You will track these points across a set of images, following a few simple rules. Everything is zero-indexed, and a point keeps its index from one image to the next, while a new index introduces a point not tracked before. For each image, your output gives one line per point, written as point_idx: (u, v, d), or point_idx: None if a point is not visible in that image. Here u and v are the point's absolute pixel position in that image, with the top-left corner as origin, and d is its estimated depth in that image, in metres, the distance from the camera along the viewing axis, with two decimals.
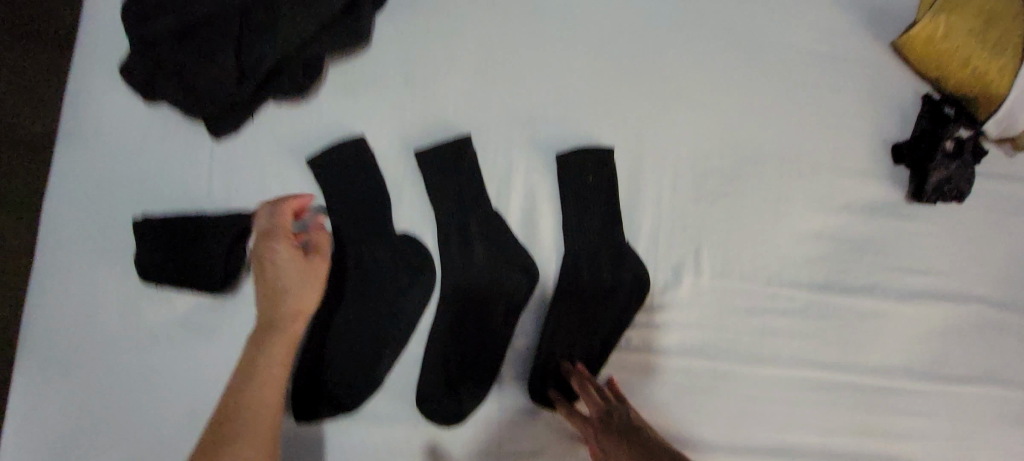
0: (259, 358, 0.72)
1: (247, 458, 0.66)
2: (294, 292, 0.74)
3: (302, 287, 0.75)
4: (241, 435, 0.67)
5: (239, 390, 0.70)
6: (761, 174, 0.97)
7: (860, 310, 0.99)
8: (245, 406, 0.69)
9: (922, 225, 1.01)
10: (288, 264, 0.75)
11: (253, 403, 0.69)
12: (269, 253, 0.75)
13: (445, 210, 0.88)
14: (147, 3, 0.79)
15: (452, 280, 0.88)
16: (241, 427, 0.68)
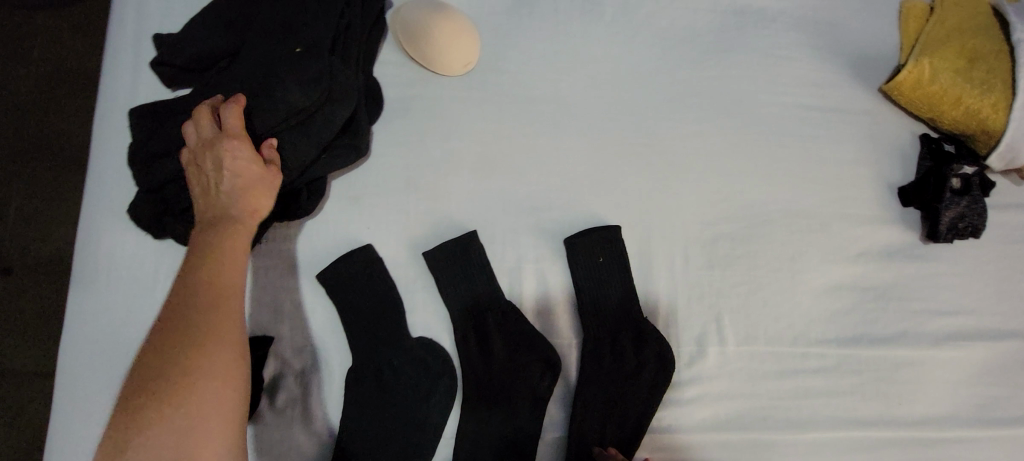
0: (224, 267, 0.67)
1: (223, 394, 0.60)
2: (251, 194, 0.72)
3: (259, 190, 0.73)
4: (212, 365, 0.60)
5: (199, 275, 0.65)
6: (771, 232, 0.96)
7: (894, 360, 0.96)
8: (205, 340, 0.61)
9: (943, 264, 0.99)
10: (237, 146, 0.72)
11: (212, 326, 0.62)
12: (228, 148, 0.71)
13: (459, 309, 0.87)
14: (150, 146, 0.79)
15: (474, 380, 0.86)
16: (209, 363, 0.60)
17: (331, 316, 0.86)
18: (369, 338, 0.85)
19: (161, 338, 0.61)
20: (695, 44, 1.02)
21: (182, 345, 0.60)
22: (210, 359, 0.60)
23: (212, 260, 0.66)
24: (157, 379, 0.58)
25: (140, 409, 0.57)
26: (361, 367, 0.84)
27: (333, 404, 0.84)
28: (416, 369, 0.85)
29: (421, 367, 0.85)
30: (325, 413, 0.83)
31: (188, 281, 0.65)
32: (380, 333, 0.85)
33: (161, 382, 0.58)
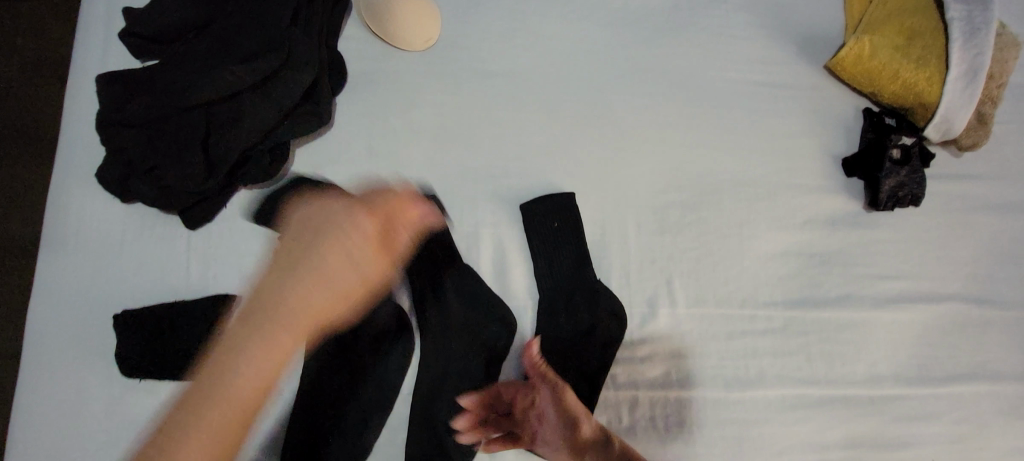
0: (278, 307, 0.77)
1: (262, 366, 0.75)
2: (332, 256, 0.81)
3: (330, 254, 0.81)
4: (262, 348, 0.75)
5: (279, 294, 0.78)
6: (721, 201, 1.01)
7: (838, 321, 1.00)
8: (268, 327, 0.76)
9: (885, 232, 1.04)
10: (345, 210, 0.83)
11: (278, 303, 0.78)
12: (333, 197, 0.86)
13: (419, 271, 0.92)
14: (117, 110, 0.82)
15: (432, 338, 0.90)
16: (235, 356, 0.74)
17: None
18: None
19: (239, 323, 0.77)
20: (649, 23, 1.06)
21: (248, 344, 0.75)
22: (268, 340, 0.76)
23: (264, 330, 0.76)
24: (219, 359, 0.74)
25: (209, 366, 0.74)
26: (322, 325, 0.87)
27: (293, 361, 0.87)
28: (374, 327, 0.89)
29: (380, 326, 0.89)
30: (286, 369, 0.86)
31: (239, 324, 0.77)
32: None
33: (221, 363, 0.74)
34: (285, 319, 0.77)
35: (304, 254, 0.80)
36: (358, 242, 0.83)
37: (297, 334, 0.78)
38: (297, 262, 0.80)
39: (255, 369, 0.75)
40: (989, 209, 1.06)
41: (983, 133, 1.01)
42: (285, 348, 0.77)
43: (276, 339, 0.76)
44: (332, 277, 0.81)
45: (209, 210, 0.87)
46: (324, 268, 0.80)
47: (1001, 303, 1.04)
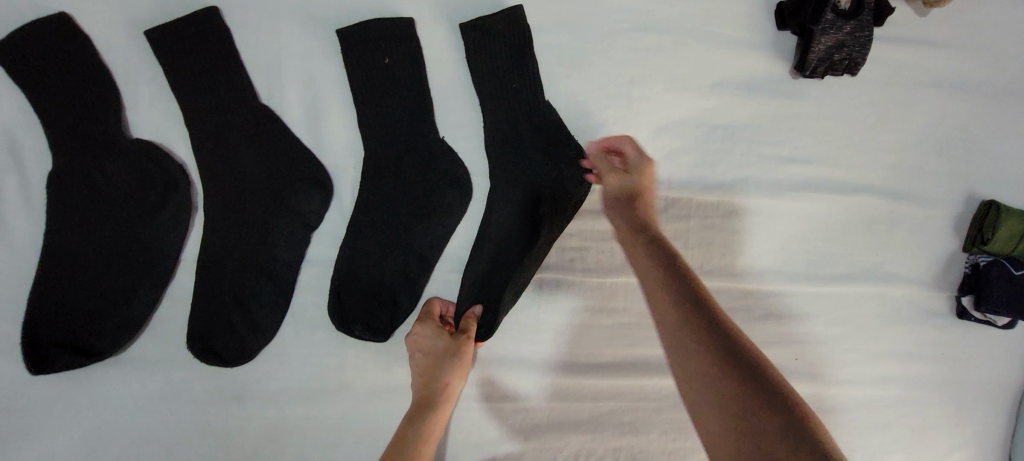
0: (431, 385, 0.71)
1: (443, 385, 0.71)
2: (427, 352, 0.73)
3: (452, 368, 0.72)
4: (442, 371, 0.72)
5: (431, 372, 0.72)
6: (609, 50, 0.79)
7: (730, 209, 0.86)
8: (433, 391, 0.71)
9: (809, 104, 0.85)
10: (431, 338, 0.74)
11: (435, 363, 0.72)
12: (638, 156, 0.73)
13: (195, 109, 0.70)
14: None
15: (218, 196, 0.72)
16: (432, 375, 0.72)
17: (24, 106, 0.68)
18: (72, 135, 0.67)
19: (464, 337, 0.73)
20: None
21: (433, 372, 0.72)
22: (441, 377, 0.72)
23: (437, 372, 0.72)
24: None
25: (425, 372, 0.72)
26: (65, 172, 0.68)
27: (36, 214, 0.69)
28: (135, 178, 0.70)
29: (145, 176, 0.70)
30: (26, 224, 0.69)
31: (436, 363, 0.72)
32: (85, 131, 0.68)
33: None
34: (438, 364, 0.72)
35: (418, 360, 0.74)
36: (438, 349, 0.73)
37: (445, 367, 0.72)
38: (420, 344, 0.74)
39: (448, 378, 0.72)
40: (940, 85, 0.87)
41: None
42: (426, 362, 0.73)
43: (435, 374, 0.72)
44: (437, 364, 0.72)
45: None
46: (433, 334, 0.74)
47: (921, 200, 0.90)
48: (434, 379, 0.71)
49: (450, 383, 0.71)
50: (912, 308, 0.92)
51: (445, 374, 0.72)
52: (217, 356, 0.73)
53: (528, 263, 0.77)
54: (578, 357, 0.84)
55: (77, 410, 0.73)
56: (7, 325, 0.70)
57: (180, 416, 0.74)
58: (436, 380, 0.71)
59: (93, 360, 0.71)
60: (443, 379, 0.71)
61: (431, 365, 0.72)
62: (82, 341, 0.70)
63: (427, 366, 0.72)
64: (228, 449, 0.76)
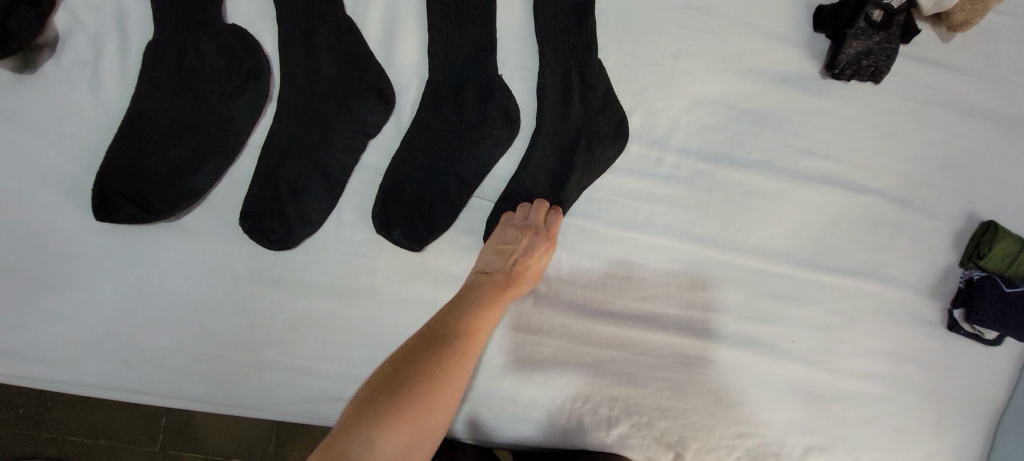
0: (511, 280, 0.71)
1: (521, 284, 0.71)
2: (518, 246, 0.73)
3: (531, 274, 0.73)
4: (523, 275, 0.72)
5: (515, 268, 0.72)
6: (660, 23, 0.87)
7: (749, 188, 0.92)
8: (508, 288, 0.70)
9: (833, 104, 0.92)
10: (526, 236, 0.74)
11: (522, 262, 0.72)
12: None
13: (286, 9, 0.78)
14: None
15: (292, 91, 0.79)
16: (514, 274, 0.71)
17: None
18: (177, 12, 0.75)
19: (548, 250, 0.74)
20: None
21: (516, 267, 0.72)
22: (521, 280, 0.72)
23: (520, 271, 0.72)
24: (396, 396, 0.56)
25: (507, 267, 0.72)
26: (163, 43, 0.75)
27: (128, 78, 0.76)
28: (224, 60, 0.77)
29: (233, 60, 0.77)
30: (118, 85, 0.76)
31: (522, 262, 0.72)
32: (189, 11, 0.75)
33: (395, 399, 0.55)
34: (522, 263, 0.72)
35: (508, 250, 0.73)
36: (529, 249, 0.73)
37: (525, 275, 0.72)
38: (517, 237, 0.74)
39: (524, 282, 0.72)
40: (953, 107, 0.95)
41: (981, 8, 0.88)
42: (512, 255, 0.73)
43: (518, 273, 0.72)
44: (523, 263, 0.72)
45: None
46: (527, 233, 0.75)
47: (925, 211, 0.96)
48: (516, 276, 0.71)
49: (522, 282, 0.72)
50: (905, 313, 0.98)
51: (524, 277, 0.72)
52: (262, 236, 0.78)
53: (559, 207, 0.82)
54: (591, 303, 0.90)
55: (126, 265, 0.78)
56: (81, 173, 0.75)
57: (219, 288, 0.80)
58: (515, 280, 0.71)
59: (153, 219, 0.76)
60: (521, 280, 0.72)
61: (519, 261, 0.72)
62: (146, 200, 0.75)
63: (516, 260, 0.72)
64: (256, 328, 0.81)
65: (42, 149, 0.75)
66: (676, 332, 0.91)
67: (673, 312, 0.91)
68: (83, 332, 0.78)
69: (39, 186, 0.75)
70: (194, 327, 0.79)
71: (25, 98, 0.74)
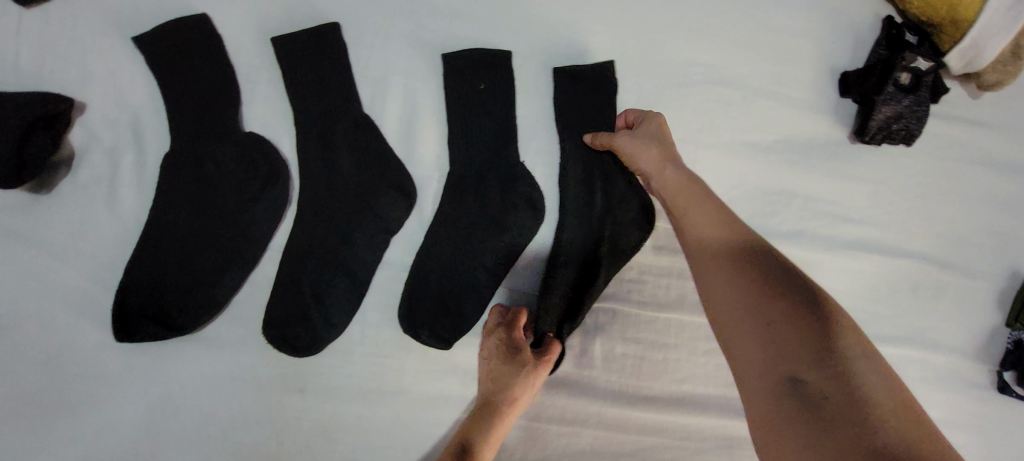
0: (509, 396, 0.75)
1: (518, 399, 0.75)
2: (508, 364, 0.76)
3: (527, 388, 0.75)
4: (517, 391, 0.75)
5: (509, 386, 0.75)
6: (685, 99, 0.85)
7: (783, 259, 0.89)
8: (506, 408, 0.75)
9: (863, 169, 0.90)
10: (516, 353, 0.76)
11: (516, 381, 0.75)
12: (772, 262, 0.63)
13: (303, 112, 0.76)
14: None
15: (311, 193, 0.77)
16: (508, 392, 0.75)
17: (150, 92, 0.73)
18: (194, 124, 0.73)
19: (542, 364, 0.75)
20: None
21: (509, 386, 0.75)
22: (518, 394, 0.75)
23: (517, 389, 0.75)
24: None
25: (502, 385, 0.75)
26: (180, 156, 0.73)
27: (145, 192, 0.74)
28: (241, 168, 0.74)
29: (252, 167, 0.75)
30: (135, 200, 0.74)
31: (516, 379, 0.75)
32: (206, 121, 0.74)
33: None
34: (515, 382, 0.75)
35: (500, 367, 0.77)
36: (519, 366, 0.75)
37: (523, 390, 0.75)
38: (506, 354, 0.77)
39: (522, 397, 0.75)
40: (989, 164, 0.92)
41: (1012, 68, 0.86)
42: (504, 369, 0.76)
43: (515, 389, 0.75)
44: (517, 382, 0.75)
45: None
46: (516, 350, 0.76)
47: (966, 271, 0.93)
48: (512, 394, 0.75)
49: (519, 397, 0.75)
50: (952, 377, 0.93)
51: (520, 394, 0.75)
52: (287, 344, 0.76)
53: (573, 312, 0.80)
54: (626, 389, 0.86)
55: (149, 381, 0.75)
56: (101, 292, 0.73)
57: (244, 399, 0.77)
58: (509, 398, 0.75)
59: (176, 334, 0.74)
60: (518, 396, 0.75)
61: (512, 381, 0.75)
62: (168, 315, 0.73)
63: (510, 378, 0.75)
64: (283, 438, 0.78)
65: (60, 269, 0.72)
66: (716, 414, 0.87)
67: (712, 393, 0.88)
68: (104, 455, 0.74)
69: (58, 307, 0.73)
70: (219, 441, 0.76)
71: (40, 219, 0.72)
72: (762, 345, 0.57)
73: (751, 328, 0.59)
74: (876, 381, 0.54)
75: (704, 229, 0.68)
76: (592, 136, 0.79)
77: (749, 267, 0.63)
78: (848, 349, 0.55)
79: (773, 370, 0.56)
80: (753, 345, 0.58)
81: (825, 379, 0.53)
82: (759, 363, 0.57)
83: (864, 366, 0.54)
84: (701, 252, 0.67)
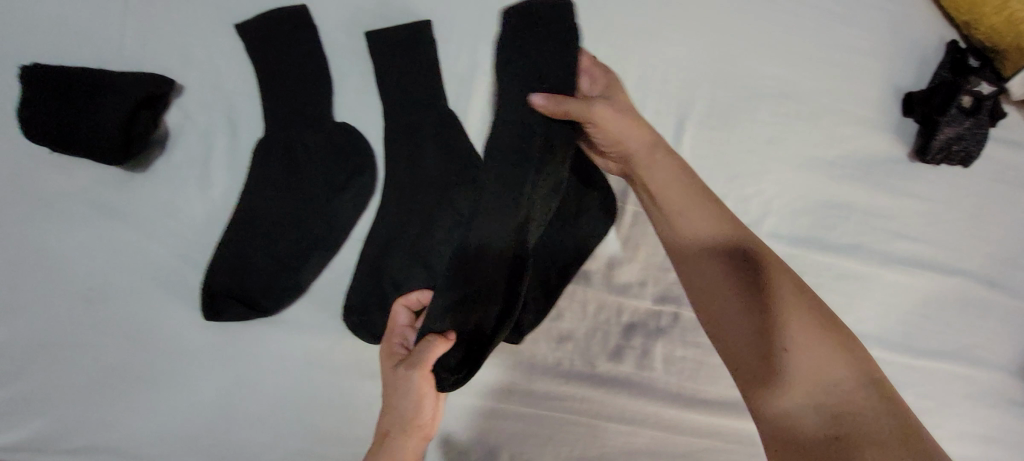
0: (395, 399, 0.68)
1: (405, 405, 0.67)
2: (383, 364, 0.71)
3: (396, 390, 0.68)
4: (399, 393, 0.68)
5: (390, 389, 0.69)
6: (755, 111, 0.87)
7: (840, 271, 0.91)
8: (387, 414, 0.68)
9: (921, 187, 0.92)
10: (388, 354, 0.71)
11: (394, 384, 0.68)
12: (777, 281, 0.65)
13: (392, 103, 0.77)
14: None
15: (396, 183, 0.77)
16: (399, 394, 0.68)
17: (247, 78, 0.75)
18: (289, 111, 0.75)
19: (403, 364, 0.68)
20: None
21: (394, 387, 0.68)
22: (403, 397, 0.68)
23: (406, 394, 0.68)
24: None
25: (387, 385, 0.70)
26: (273, 141, 0.75)
27: (237, 175, 0.75)
28: (331, 156, 0.76)
29: (341, 155, 0.76)
30: (227, 182, 0.75)
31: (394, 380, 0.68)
32: (300, 109, 0.75)
33: None
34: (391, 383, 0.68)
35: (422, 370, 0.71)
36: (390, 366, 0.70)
37: (412, 395, 0.67)
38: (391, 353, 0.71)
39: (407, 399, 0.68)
40: None
41: None
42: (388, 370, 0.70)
43: (397, 392, 0.68)
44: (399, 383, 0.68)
45: None
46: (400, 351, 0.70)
47: (1014, 291, 0.95)
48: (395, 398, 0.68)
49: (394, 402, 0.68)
50: (998, 395, 0.95)
51: (400, 396, 0.68)
52: (368, 332, 0.76)
53: (491, 299, 0.70)
54: (687, 391, 0.87)
55: (225, 361, 0.75)
56: (188, 270, 0.74)
57: (317, 383, 0.76)
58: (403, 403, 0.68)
59: (260, 315, 0.75)
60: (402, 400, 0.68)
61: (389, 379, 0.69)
62: (253, 297, 0.75)
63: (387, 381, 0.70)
64: (353, 425, 0.76)
65: (148, 246, 0.74)
66: None
67: None
68: (173, 435, 0.73)
69: (144, 282, 0.74)
70: (290, 425, 0.75)
71: (132, 196, 0.74)
72: (754, 344, 0.63)
73: (739, 314, 0.64)
74: (812, 378, 0.59)
75: (695, 228, 0.70)
76: (541, 97, 0.69)
77: (728, 263, 0.67)
78: (785, 345, 0.61)
79: (762, 370, 0.61)
80: (747, 340, 0.64)
81: (802, 379, 0.59)
82: (744, 345, 0.63)
83: (802, 360, 0.60)
84: (688, 249, 0.71)
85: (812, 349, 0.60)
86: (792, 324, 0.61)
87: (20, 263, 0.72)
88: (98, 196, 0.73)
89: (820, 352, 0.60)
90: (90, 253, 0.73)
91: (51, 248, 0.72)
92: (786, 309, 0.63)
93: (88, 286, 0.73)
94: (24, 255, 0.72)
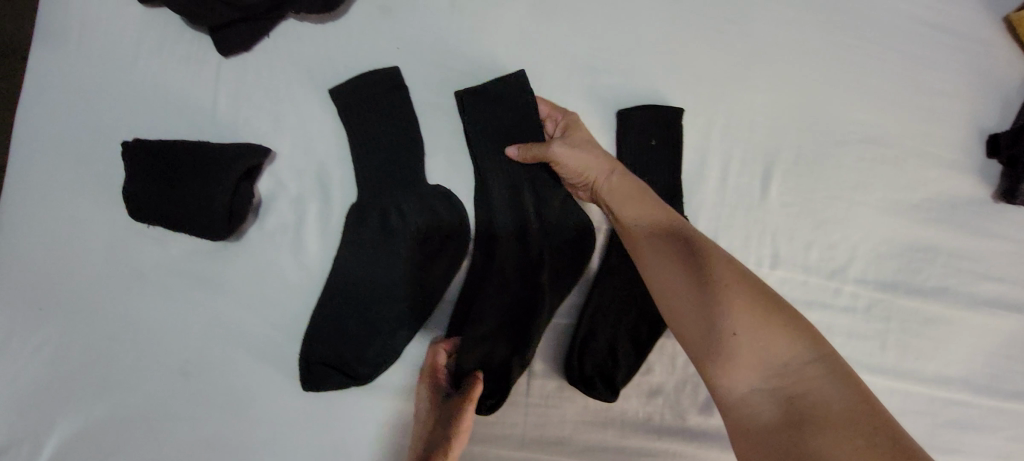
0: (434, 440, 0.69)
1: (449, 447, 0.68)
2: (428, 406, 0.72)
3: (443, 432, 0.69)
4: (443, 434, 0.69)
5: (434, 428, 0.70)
6: (839, 157, 0.86)
7: (926, 315, 0.90)
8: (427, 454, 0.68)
9: (1005, 227, 0.91)
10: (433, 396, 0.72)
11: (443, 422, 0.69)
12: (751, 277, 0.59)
13: (485, 161, 0.76)
14: None
15: (488, 244, 0.76)
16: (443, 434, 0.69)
17: (339, 142, 0.75)
18: (383, 175, 0.74)
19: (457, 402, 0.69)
20: None
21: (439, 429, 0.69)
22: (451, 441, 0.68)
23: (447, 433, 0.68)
24: None
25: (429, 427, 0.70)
26: (367, 205, 0.74)
27: (330, 241, 0.74)
28: (425, 219, 0.75)
29: (435, 218, 0.75)
30: (320, 248, 0.74)
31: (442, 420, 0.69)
32: (393, 172, 0.75)
33: None
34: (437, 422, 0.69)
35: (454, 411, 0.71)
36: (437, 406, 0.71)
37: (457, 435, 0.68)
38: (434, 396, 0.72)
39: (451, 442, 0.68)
40: None
41: None
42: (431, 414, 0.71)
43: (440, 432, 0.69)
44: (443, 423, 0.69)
45: (249, 37, 0.73)
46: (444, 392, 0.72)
47: None
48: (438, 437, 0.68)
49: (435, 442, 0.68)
50: None
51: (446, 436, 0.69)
52: None
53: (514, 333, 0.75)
54: None
55: (317, 430, 0.73)
56: (280, 337, 0.73)
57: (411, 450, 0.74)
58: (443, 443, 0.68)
59: (354, 383, 0.72)
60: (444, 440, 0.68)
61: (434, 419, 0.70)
62: (348, 364, 0.73)
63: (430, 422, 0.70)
64: None
65: (241, 314, 0.72)
66: None
67: None
68: None
69: (237, 351, 0.72)
70: None
71: (224, 264, 0.73)
72: (703, 336, 0.58)
73: (684, 301, 0.60)
74: (812, 385, 0.54)
75: (632, 215, 0.68)
76: (515, 149, 0.74)
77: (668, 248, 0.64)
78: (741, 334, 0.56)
79: (720, 363, 0.57)
80: (695, 333, 0.59)
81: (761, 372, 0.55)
82: (695, 342, 0.59)
83: (759, 350, 0.56)
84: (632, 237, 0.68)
85: (760, 333, 0.56)
86: (741, 311, 0.57)
87: (113, 335, 0.71)
88: (190, 265, 0.72)
89: (770, 350, 0.56)
90: (183, 323, 0.72)
91: (145, 319, 0.71)
92: (684, 279, 0.60)
93: (181, 357, 0.72)
94: (118, 327, 0.71)
